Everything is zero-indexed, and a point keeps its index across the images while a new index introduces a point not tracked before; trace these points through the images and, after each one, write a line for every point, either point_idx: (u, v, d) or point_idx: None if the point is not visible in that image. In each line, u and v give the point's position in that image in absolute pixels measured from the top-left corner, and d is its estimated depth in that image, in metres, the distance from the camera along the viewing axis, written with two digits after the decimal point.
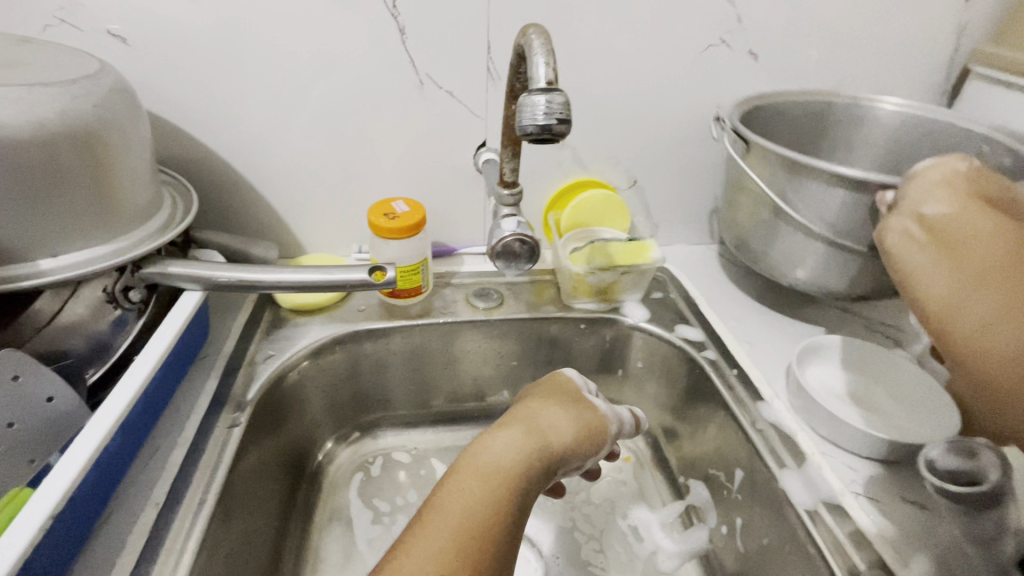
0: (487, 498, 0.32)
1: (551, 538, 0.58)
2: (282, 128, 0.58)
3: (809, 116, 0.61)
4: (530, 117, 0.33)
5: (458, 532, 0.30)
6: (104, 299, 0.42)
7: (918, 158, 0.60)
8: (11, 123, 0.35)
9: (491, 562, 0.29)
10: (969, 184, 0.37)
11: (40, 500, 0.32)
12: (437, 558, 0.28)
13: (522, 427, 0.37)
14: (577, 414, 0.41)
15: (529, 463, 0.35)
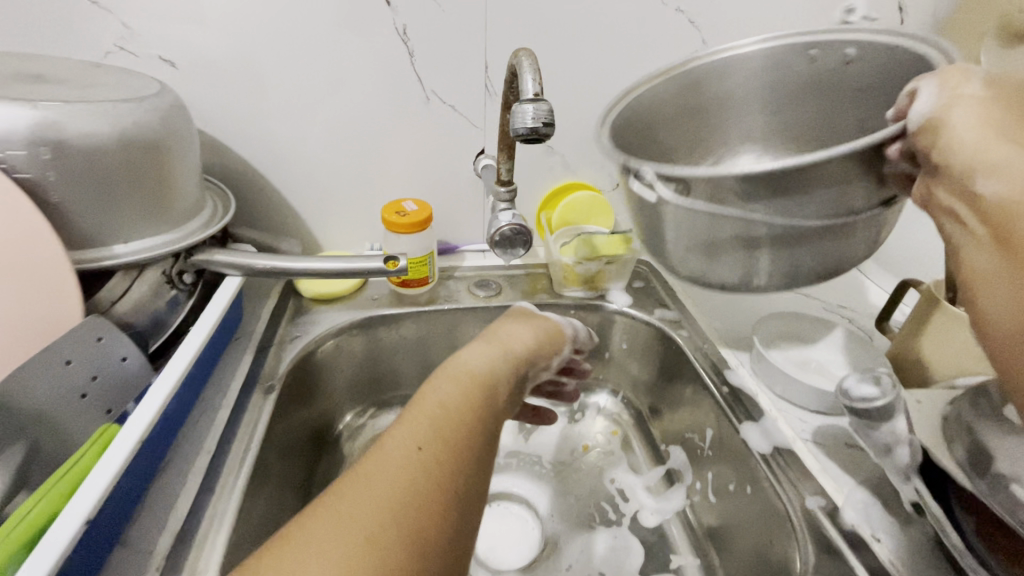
0: (460, 392, 0.38)
1: (547, 500, 0.65)
2: (306, 138, 0.66)
3: (680, 101, 0.50)
4: (521, 121, 0.41)
5: (433, 420, 0.36)
6: (163, 279, 0.49)
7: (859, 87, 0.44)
8: (100, 131, 0.42)
9: (466, 436, 0.35)
10: (1013, 126, 0.32)
11: (126, 435, 0.39)
12: (417, 434, 0.34)
13: (489, 344, 0.45)
14: (537, 328, 0.49)
15: (496, 365, 0.42)
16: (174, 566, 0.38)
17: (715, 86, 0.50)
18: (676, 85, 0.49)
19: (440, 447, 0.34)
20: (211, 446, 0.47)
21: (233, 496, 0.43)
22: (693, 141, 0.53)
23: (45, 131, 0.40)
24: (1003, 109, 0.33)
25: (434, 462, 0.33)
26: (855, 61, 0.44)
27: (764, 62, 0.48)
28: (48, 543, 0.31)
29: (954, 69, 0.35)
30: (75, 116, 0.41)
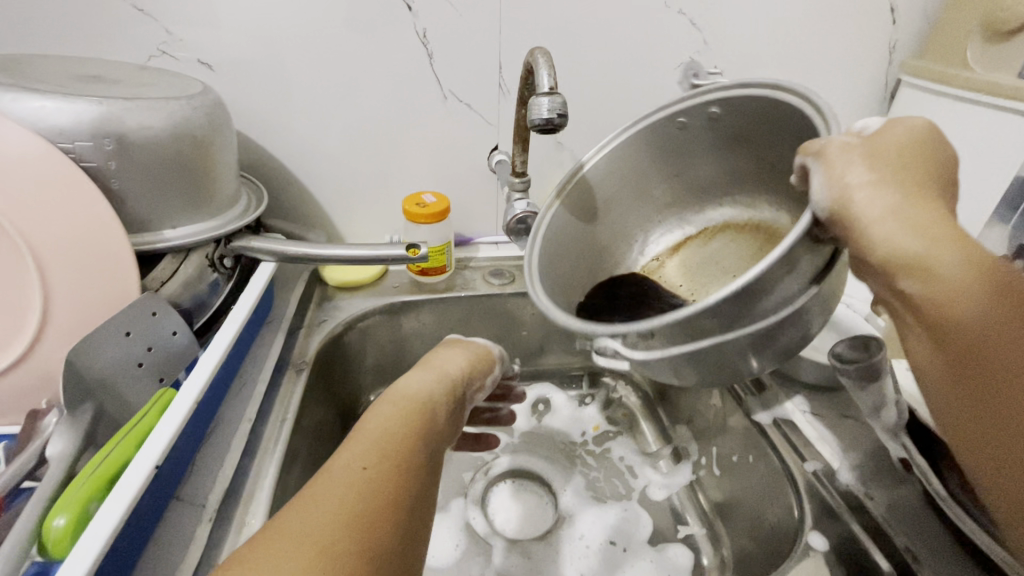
0: (399, 419, 0.40)
1: (559, 477, 0.68)
2: (331, 136, 0.70)
3: (595, 204, 0.53)
4: (537, 113, 0.45)
5: (378, 443, 0.37)
6: (207, 263, 0.53)
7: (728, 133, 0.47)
8: (156, 126, 0.46)
9: (411, 460, 0.37)
10: (909, 207, 0.32)
11: (183, 397, 0.43)
12: (364, 454, 0.35)
13: (428, 370, 0.46)
14: (470, 353, 0.51)
15: (433, 389, 0.44)
16: (224, 518, 0.42)
17: (609, 178, 0.52)
18: (578, 198, 0.52)
19: (384, 467, 0.35)
20: (251, 416, 0.51)
21: (273, 460, 0.47)
22: (614, 231, 0.54)
23: (109, 125, 0.45)
24: (893, 185, 0.32)
25: (382, 479, 0.34)
26: (720, 116, 0.46)
27: (627, 157, 0.51)
28: (121, 490, 0.35)
29: (836, 149, 0.33)
30: (134, 111, 0.46)
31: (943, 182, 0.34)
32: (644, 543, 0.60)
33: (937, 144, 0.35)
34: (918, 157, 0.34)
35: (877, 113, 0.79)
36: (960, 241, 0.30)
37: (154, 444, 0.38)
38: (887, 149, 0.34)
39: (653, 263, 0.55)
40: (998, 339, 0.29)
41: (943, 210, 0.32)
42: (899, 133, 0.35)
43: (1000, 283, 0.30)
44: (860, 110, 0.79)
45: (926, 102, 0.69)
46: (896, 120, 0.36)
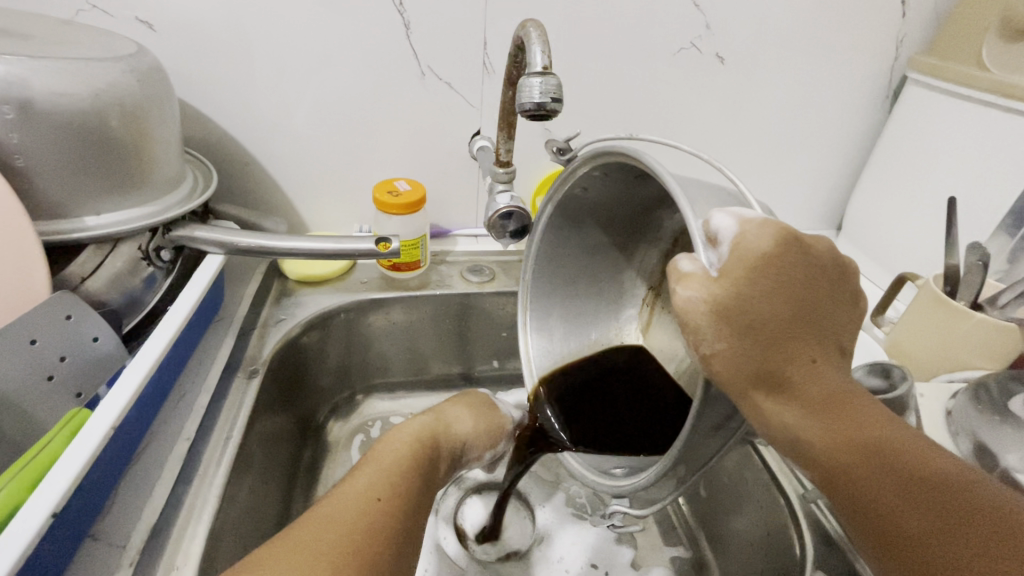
0: (407, 454, 0.40)
1: (537, 491, 0.63)
2: (292, 114, 0.63)
3: (571, 278, 0.52)
4: (528, 95, 0.39)
5: (391, 475, 0.37)
6: (139, 255, 0.46)
7: (630, 174, 0.42)
8: (69, 92, 0.39)
9: (412, 492, 0.37)
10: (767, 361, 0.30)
11: (99, 418, 0.36)
12: (374, 480, 0.36)
13: (434, 419, 0.45)
14: (475, 411, 0.50)
15: (437, 442, 0.43)
16: (149, 561, 0.36)
17: (562, 255, 0.50)
18: (543, 286, 0.52)
19: (396, 499, 0.35)
20: (190, 434, 0.44)
21: (213, 485, 0.41)
22: (592, 284, 0.52)
23: (11, 88, 0.37)
24: (748, 345, 0.30)
25: (389, 510, 0.34)
26: (607, 173, 0.42)
27: (559, 228, 0.49)
28: (6, 541, 0.28)
29: (684, 305, 0.30)
30: (43, 73, 0.38)
31: (808, 314, 0.30)
32: (626, 566, 0.56)
33: (800, 263, 0.30)
34: (775, 292, 0.30)
35: (880, 111, 0.75)
36: (813, 403, 0.30)
37: (55, 480, 0.32)
38: (742, 293, 0.30)
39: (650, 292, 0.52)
40: (875, 502, 0.28)
41: (804, 359, 0.30)
42: (758, 262, 0.29)
43: (861, 440, 0.29)
44: (863, 107, 0.75)
45: (934, 101, 0.66)
46: (754, 232, 0.30)
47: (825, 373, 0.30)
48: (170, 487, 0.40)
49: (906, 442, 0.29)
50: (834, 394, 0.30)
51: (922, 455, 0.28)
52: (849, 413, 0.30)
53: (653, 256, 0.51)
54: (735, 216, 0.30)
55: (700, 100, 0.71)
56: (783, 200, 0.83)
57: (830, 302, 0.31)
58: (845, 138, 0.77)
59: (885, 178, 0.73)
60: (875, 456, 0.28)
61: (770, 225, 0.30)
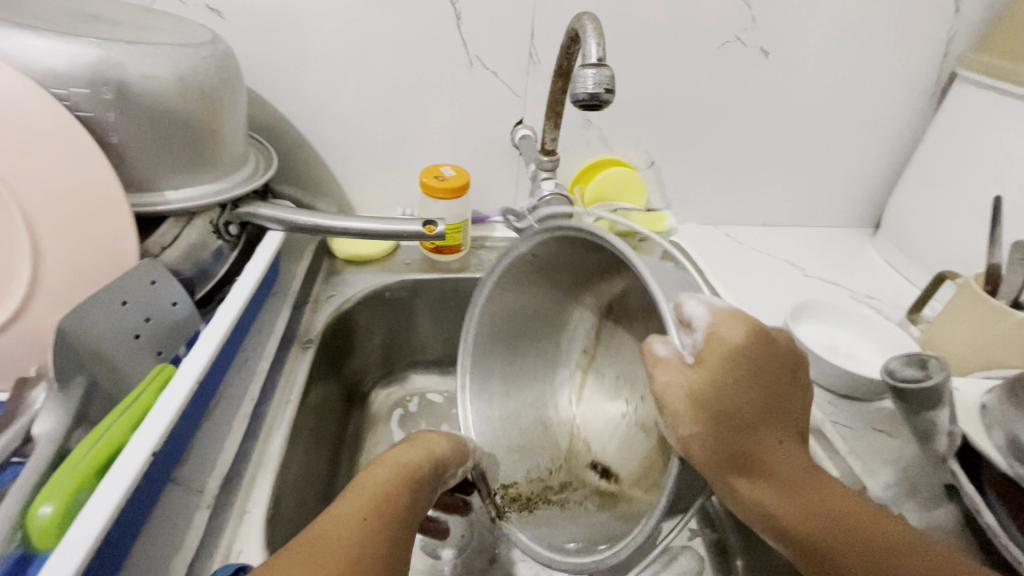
0: (392, 479, 0.39)
1: None
2: (346, 99, 0.66)
3: (509, 347, 0.55)
4: (582, 86, 0.41)
5: (376, 496, 0.37)
6: (211, 229, 0.49)
7: (567, 249, 0.47)
8: (159, 75, 0.42)
9: (399, 510, 0.37)
10: (739, 441, 0.32)
11: (185, 373, 0.39)
12: (360, 506, 0.35)
13: (416, 450, 0.44)
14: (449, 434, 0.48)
15: (422, 470, 0.42)
16: (224, 504, 0.39)
17: (501, 321, 0.54)
18: (482, 354, 0.54)
19: (380, 517, 0.35)
20: (254, 395, 0.48)
21: (276, 442, 0.45)
22: (534, 352, 0.55)
23: (108, 70, 0.40)
24: (722, 429, 0.32)
25: (373, 530, 0.34)
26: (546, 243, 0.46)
27: (512, 291, 0.52)
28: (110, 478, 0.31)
29: (664, 389, 0.33)
30: (136, 56, 0.41)
31: (776, 399, 0.34)
32: None
33: (768, 356, 0.34)
34: (748, 381, 0.33)
35: (926, 108, 0.75)
36: (782, 482, 0.33)
37: (152, 423, 0.35)
38: (716, 384, 0.33)
39: (582, 364, 0.55)
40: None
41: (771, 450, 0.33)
42: (731, 354, 0.33)
43: (837, 517, 0.32)
44: (908, 104, 0.74)
45: (983, 99, 0.65)
46: (724, 326, 0.33)
47: (789, 450, 0.34)
48: (239, 441, 0.44)
49: (873, 517, 0.32)
50: (803, 475, 0.33)
51: (916, 553, 0.29)
52: (815, 492, 0.33)
53: (586, 318, 0.55)
54: (706, 304, 0.34)
55: (742, 94, 0.71)
56: (822, 196, 0.82)
57: (794, 397, 0.35)
58: (888, 136, 0.77)
59: (928, 178, 0.72)
60: (856, 554, 0.30)
61: (738, 317, 0.34)
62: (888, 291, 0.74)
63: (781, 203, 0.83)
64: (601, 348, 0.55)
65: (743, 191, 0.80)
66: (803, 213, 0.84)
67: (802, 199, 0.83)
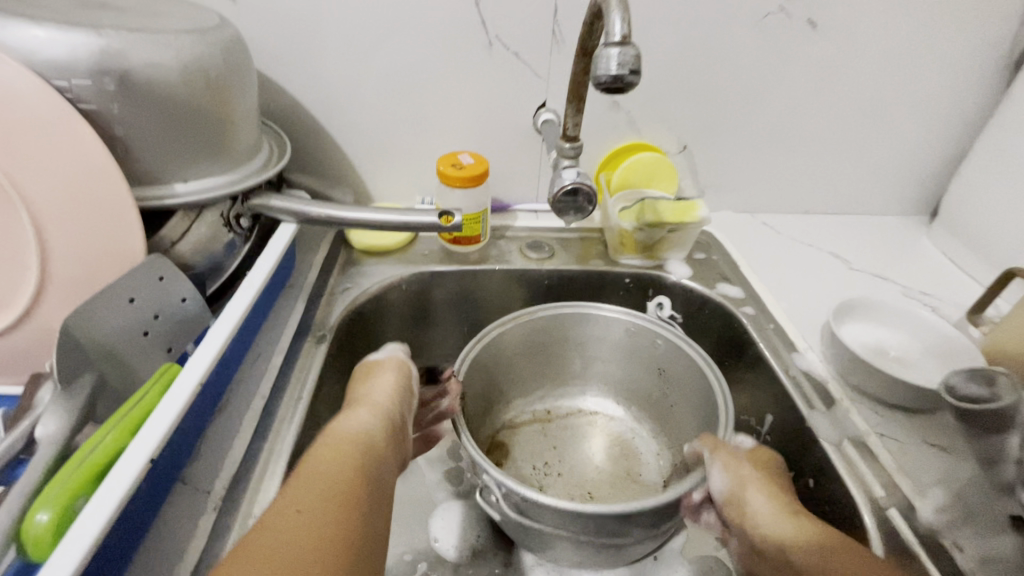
0: (344, 455, 0.39)
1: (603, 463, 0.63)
2: (362, 85, 0.63)
3: (536, 343, 0.63)
4: (605, 68, 0.37)
5: (329, 480, 0.36)
6: (222, 222, 0.48)
7: (668, 359, 0.60)
8: (162, 63, 0.41)
9: (356, 489, 0.37)
10: (779, 499, 0.42)
11: (189, 372, 0.38)
12: (308, 497, 0.35)
13: (364, 406, 0.45)
14: (395, 378, 0.50)
15: (372, 423, 0.43)
16: (229, 506, 0.39)
17: (562, 328, 0.63)
18: (529, 334, 0.62)
19: (337, 502, 0.35)
20: (264, 393, 0.47)
21: (286, 442, 0.44)
22: (538, 365, 0.65)
23: (111, 60, 0.39)
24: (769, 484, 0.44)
25: (327, 520, 0.34)
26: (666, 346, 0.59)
27: (584, 326, 0.63)
28: (109, 485, 0.30)
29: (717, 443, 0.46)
30: (140, 45, 0.40)
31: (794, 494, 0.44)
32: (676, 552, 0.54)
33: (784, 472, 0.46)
34: (776, 472, 0.46)
35: (997, 82, 0.67)
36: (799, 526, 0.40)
37: (153, 426, 0.34)
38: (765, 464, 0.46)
39: (542, 416, 0.67)
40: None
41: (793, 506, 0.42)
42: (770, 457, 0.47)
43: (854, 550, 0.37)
44: (976, 80, 0.67)
45: None
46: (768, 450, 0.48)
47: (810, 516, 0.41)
48: (248, 440, 0.43)
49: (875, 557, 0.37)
50: (819, 529, 0.40)
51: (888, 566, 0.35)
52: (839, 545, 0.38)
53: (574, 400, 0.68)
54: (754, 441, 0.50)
55: (786, 72, 0.65)
56: (873, 182, 0.76)
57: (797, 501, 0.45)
58: (951, 114, 0.70)
59: (995, 163, 0.65)
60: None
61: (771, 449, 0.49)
62: (946, 287, 0.67)
63: (826, 189, 0.76)
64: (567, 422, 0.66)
65: (785, 176, 0.75)
66: (850, 200, 0.78)
67: (850, 185, 0.76)
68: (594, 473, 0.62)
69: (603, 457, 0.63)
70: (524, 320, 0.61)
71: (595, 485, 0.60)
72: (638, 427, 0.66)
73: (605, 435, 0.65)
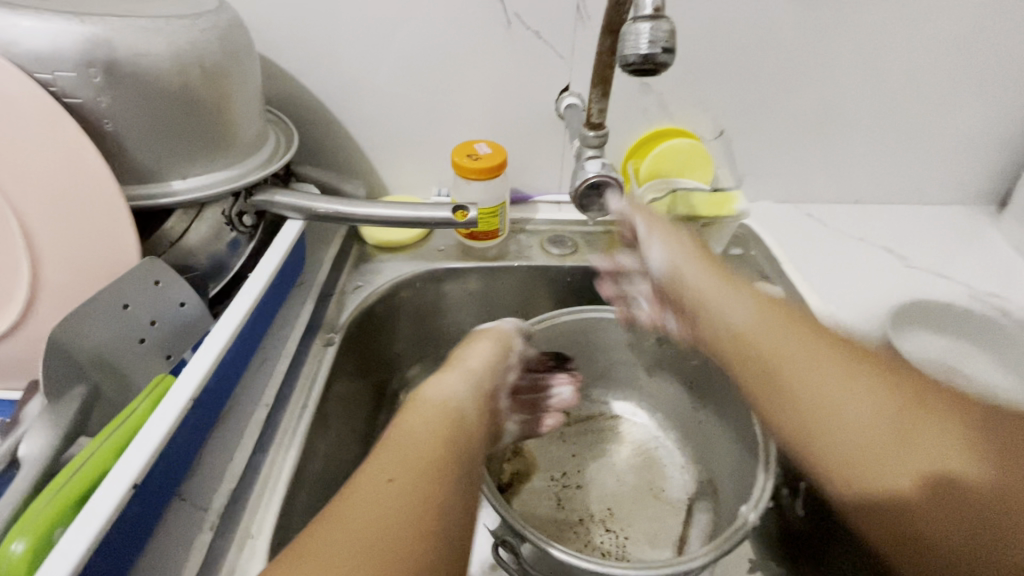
0: (436, 432, 0.35)
1: (626, 477, 0.59)
2: (373, 70, 0.60)
3: (568, 343, 0.62)
4: (633, 46, 0.33)
5: (416, 454, 0.33)
6: (223, 221, 0.46)
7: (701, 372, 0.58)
8: (149, 51, 0.37)
9: (445, 472, 0.32)
10: (733, 291, 0.47)
11: (181, 384, 0.36)
12: (391, 467, 0.31)
13: (453, 374, 0.42)
14: (494, 342, 0.47)
15: (461, 395, 0.40)
16: (227, 525, 0.37)
17: (595, 330, 0.62)
18: (560, 335, 0.61)
19: (415, 476, 0.31)
20: (269, 400, 0.45)
21: (289, 454, 0.42)
22: None
23: (97, 49, 0.36)
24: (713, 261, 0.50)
25: (409, 495, 0.30)
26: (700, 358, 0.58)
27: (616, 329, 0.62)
28: (88, 513, 0.28)
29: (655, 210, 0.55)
30: (126, 32, 0.37)
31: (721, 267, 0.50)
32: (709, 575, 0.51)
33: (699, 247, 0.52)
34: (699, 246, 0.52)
35: None
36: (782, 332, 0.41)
37: (138, 446, 0.32)
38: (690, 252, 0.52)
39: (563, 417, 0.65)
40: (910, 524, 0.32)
41: (823, 351, 0.39)
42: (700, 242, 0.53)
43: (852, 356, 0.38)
44: None
45: None
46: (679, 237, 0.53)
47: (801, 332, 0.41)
48: (249, 453, 0.41)
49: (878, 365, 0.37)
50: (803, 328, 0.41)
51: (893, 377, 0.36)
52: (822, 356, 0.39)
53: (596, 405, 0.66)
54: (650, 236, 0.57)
55: (840, 46, 0.59)
56: (933, 168, 0.68)
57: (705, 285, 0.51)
58: None
59: None
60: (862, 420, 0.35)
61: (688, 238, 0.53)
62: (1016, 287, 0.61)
63: (880, 176, 0.69)
64: (591, 427, 0.64)
65: (833, 162, 0.68)
66: (907, 188, 0.71)
67: (907, 171, 0.69)
68: (616, 486, 0.58)
69: (626, 466, 0.60)
70: (556, 318, 0.60)
71: (616, 499, 0.57)
72: (661, 437, 0.63)
73: (628, 445, 0.62)
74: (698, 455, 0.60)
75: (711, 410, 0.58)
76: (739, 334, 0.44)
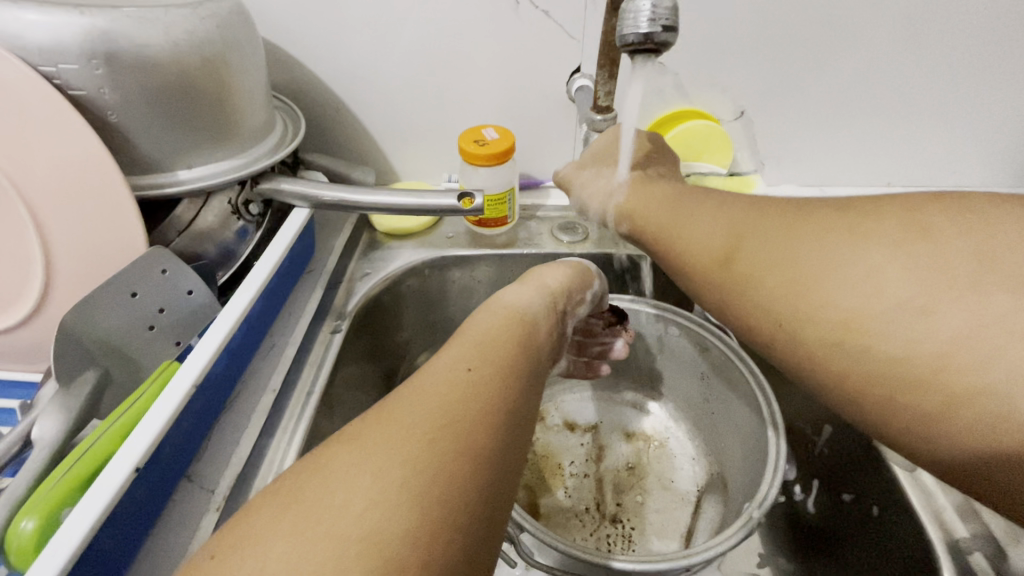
0: (505, 330, 0.35)
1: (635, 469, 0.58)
2: (380, 55, 0.59)
3: None
4: (633, 25, 0.32)
5: (486, 348, 0.32)
6: (229, 209, 0.47)
7: (711, 365, 0.56)
8: (148, 42, 0.38)
9: (518, 372, 0.32)
10: (658, 218, 0.43)
11: (184, 371, 0.37)
12: (461, 356, 0.31)
13: (532, 286, 0.42)
14: (573, 270, 0.46)
15: (538, 304, 0.40)
16: (233, 508, 0.38)
17: None
18: None
19: (487, 367, 0.30)
20: (276, 386, 0.45)
21: (293, 440, 0.43)
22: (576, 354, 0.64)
23: (96, 41, 0.36)
24: (653, 187, 0.45)
25: (484, 385, 0.29)
26: (707, 351, 0.56)
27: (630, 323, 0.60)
28: (91, 495, 0.29)
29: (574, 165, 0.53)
30: (126, 23, 0.37)
31: (656, 184, 0.45)
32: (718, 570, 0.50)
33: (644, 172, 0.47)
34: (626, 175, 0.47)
35: None
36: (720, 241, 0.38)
37: (141, 431, 0.33)
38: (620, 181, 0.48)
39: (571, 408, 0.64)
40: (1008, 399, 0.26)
41: (819, 236, 0.33)
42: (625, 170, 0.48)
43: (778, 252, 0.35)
44: None
45: None
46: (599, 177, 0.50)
47: (722, 241, 0.38)
48: (255, 437, 0.42)
49: (816, 249, 0.33)
50: (730, 238, 0.38)
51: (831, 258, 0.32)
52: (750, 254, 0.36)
53: (606, 397, 0.65)
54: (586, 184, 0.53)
55: (871, 19, 0.55)
56: (972, 152, 0.64)
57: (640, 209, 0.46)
58: None
59: None
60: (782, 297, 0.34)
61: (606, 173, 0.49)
62: None
63: (912, 159, 0.65)
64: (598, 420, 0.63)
65: (863, 144, 0.64)
66: (942, 175, 0.66)
67: (942, 157, 0.65)
68: (625, 478, 0.57)
69: (637, 458, 0.59)
70: None
71: (625, 489, 0.56)
72: (672, 427, 0.62)
73: (637, 436, 0.62)
74: (710, 447, 0.58)
75: (721, 402, 0.56)
76: (727, 255, 0.37)
